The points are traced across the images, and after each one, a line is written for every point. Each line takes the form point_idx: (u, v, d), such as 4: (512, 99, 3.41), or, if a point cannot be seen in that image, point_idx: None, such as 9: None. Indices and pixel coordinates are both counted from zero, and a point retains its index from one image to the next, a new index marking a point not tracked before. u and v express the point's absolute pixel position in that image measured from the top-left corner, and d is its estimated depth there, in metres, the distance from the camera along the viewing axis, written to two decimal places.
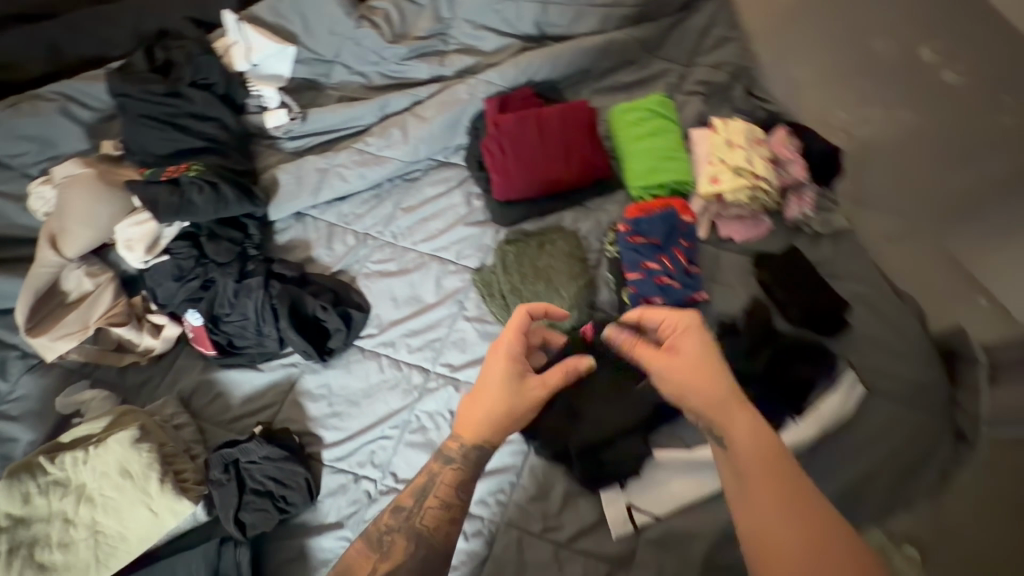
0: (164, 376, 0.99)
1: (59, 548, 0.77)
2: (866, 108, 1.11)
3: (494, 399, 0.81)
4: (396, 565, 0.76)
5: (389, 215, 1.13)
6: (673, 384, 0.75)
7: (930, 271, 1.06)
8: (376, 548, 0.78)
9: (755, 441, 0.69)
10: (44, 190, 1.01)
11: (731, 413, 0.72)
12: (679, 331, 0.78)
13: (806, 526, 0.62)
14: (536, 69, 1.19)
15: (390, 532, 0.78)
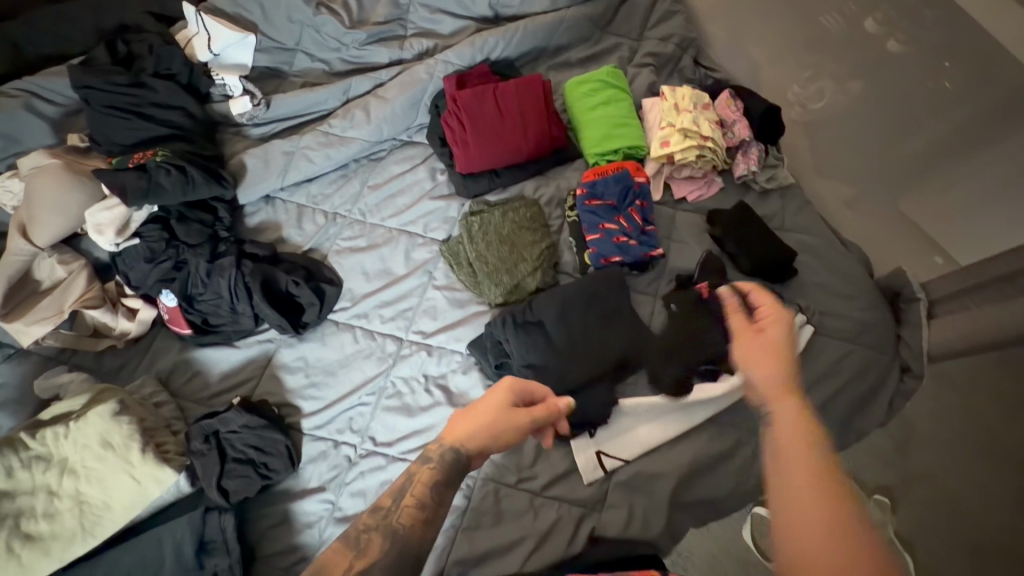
0: (141, 358, 1.01)
1: (44, 517, 0.79)
2: (817, 81, 1.18)
3: (483, 416, 0.75)
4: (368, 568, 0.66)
5: (356, 193, 1.16)
6: (746, 352, 0.75)
7: (882, 232, 1.16)
8: (352, 547, 0.67)
9: (797, 424, 0.64)
10: (10, 182, 1.02)
11: (780, 400, 0.67)
12: (771, 318, 0.78)
13: (822, 510, 0.55)
14: (492, 48, 1.24)
15: (366, 530, 0.68)
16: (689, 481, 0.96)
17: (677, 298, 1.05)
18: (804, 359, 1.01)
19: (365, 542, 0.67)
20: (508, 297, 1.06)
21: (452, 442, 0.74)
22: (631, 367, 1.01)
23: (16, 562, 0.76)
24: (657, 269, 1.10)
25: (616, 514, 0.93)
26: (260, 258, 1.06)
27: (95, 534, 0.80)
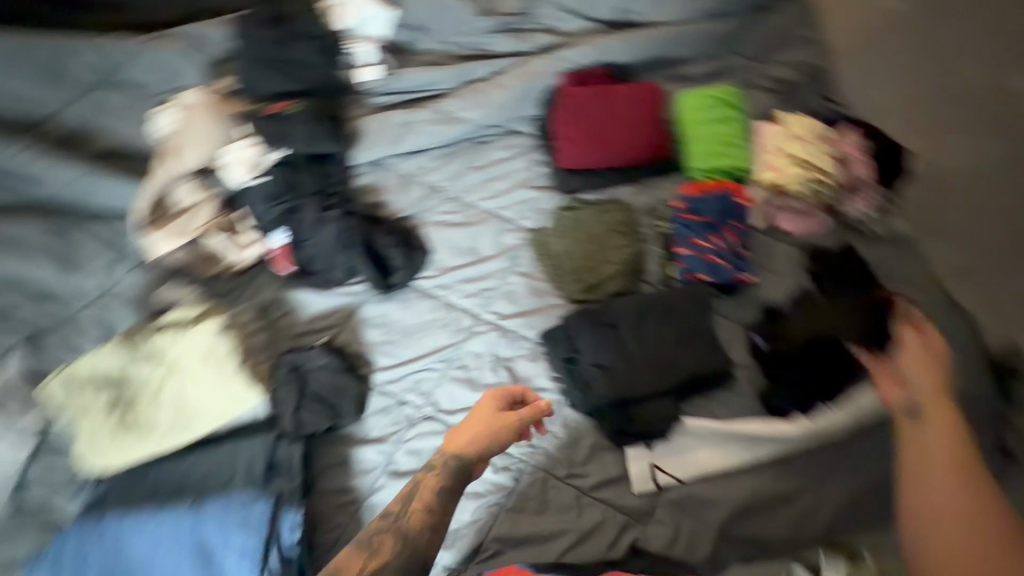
0: (245, 288, 1.09)
1: (148, 409, 0.90)
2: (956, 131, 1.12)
3: (477, 428, 0.88)
4: (383, 564, 0.78)
5: (458, 171, 1.20)
6: (904, 371, 0.93)
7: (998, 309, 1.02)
8: (365, 548, 0.78)
9: (956, 441, 0.86)
10: (163, 114, 1.16)
11: (937, 416, 0.88)
12: (935, 353, 0.94)
13: (973, 514, 0.80)
14: (612, 53, 1.26)
15: (379, 533, 0.80)
16: (744, 517, 0.92)
17: (762, 329, 1.02)
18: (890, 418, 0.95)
19: (376, 545, 0.79)
20: (586, 295, 1.07)
21: (452, 458, 0.86)
22: (701, 388, 1.00)
23: (122, 441, 0.87)
24: (744, 295, 1.07)
25: (661, 532, 0.91)
26: (363, 216, 1.13)
27: (188, 432, 0.90)
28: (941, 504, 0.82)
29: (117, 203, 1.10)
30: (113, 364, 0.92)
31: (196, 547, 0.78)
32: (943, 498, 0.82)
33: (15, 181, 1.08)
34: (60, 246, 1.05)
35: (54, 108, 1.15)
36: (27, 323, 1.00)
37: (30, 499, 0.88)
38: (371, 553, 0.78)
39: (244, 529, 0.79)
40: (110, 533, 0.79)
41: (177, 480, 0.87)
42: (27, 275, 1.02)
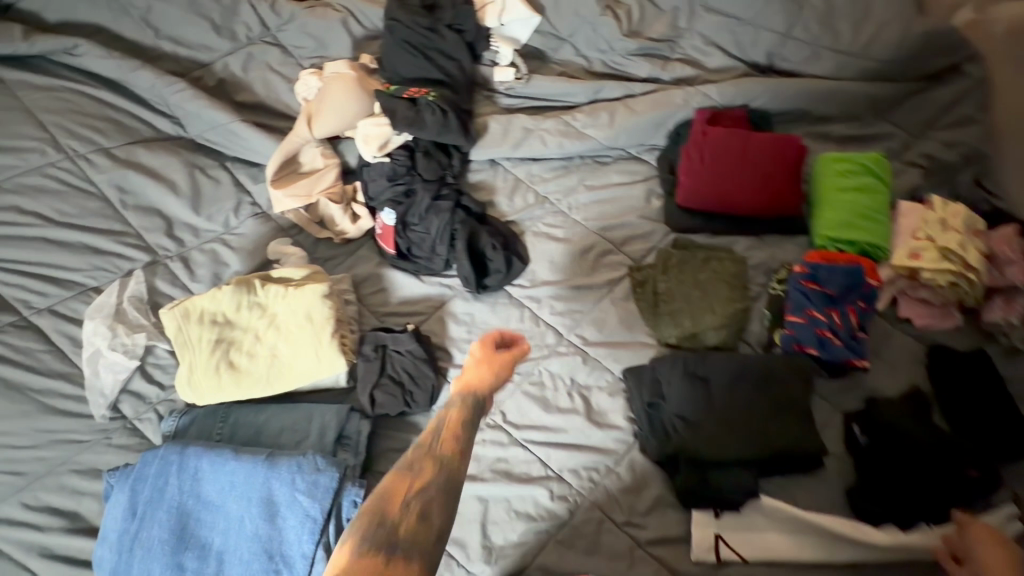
0: (346, 258, 1.13)
1: (245, 356, 0.92)
2: None
3: (482, 372, 0.79)
4: (428, 488, 0.63)
5: (571, 187, 1.19)
6: None
7: None
8: (409, 472, 0.65)
9: None
10: (311, 78, 1.20)
11: None
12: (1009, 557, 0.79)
13: None
14: (756, 96, 1.20)
15: (417, 459, 0.66)
16: None
17: (860, 419, 0.95)
18: None
19: (418, 469, 0.65)
20: (680, 341, 1.03)
21: (471, 399, 0.75)
22: (787, 467, 0.93)
23: (217, 381, 0.90)
24: (851, 378, 0.99)
25: None
26: (470, 213, 1.14)
27: (276, 387, 0.92)
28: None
29: (251, 154, 1.15)
30: (220, 305, 0.94)
31: (265, 500, 0.80)
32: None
33: (166, 115, 1.14)
34: (193, 182, 1.09)
35: (211, 54, 1.21)
36: (154, 249, 1.03)
37: (122, 409, 0.91)
38: (417, 475, 0.64)
39: (311, 495, 0.80)
40: (190, 465, 0.81)
41: (254, 427, 0.90)
42: (157, 204, 1.06)
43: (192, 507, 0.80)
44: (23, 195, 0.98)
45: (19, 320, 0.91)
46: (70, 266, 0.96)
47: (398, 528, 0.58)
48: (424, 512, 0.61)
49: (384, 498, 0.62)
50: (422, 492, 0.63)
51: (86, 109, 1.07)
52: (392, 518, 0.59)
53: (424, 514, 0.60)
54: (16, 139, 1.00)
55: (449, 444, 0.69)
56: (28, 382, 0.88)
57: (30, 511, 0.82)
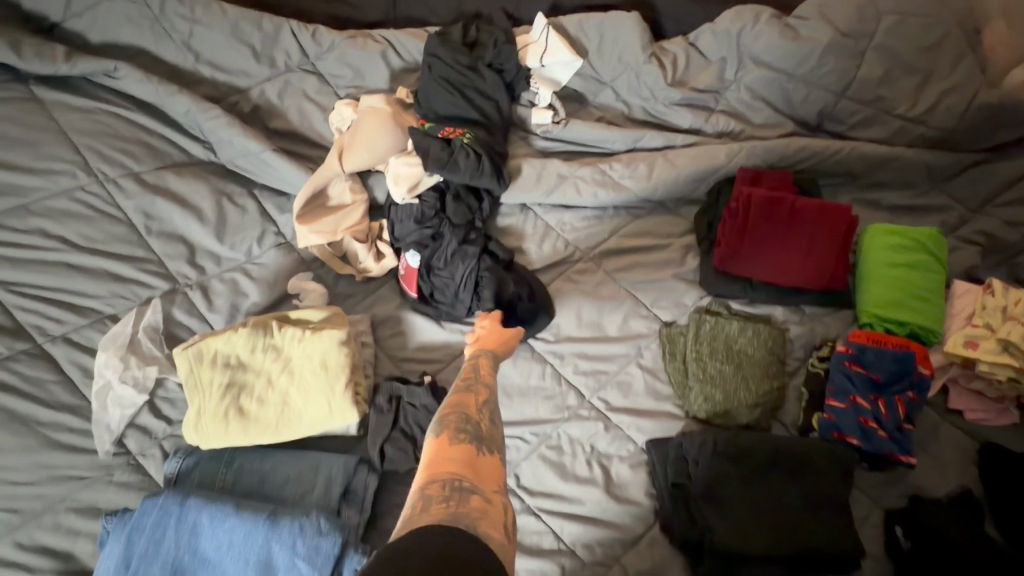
0: (366, 296, 1.10)
1: (256, 403, 0.88)
2: None
3: (492, 336, 0.92)
4: (489, 401, 0.70)
5: (604, 238, 1.15)
6: None
7: None
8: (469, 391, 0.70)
9: None
10: (345, 110, 1.18)
11: None
12: None
13: None
14: (804, 157, 1.14)
15: (473, 382, 0.73)
16: None
17: (904, 520, 0.87)
18: None
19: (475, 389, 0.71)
20: (710, 415, 0.96)
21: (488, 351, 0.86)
22: (821, 566, 0.85)
23: (225, 429, 0.86)
24: (893, 471, 0.92)
25: None
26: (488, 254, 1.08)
27: (284, 437, 0.88)
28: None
29: (279, 183, 1.13)
30: (235, 345, 0.91)
31: (264, 563, 0.76)
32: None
33: (199, 139, 1.13)
34: (220, 209, 1.08)
35: (248, 80, 1.20)
36: (174, 277, 1.01)
37: (127, 445, 0.88)
38: (478, 392, 0.70)
39: (311, 562, 0.76)
40: (189, 517, 0.78)
41: (258, 475, 0.87)
42: (182, 231, 1.04)
43: (187, 563, 0.76)
44: (48, 219, 0.95)
45: (31, 348, 0.88)
46: (89, 292, 0.94)
47: (481, 424, 0.64)
48: (493, 419, 0.67)
49: (460, 404, 0.66)
50: (487, 404, 0.69)
51: (120, 131, 1.05)
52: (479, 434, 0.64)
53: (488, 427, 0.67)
54: (45, 160, 0.98)
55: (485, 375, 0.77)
56: (34, 413, 0.85)
57: (22, 551, 0.79)
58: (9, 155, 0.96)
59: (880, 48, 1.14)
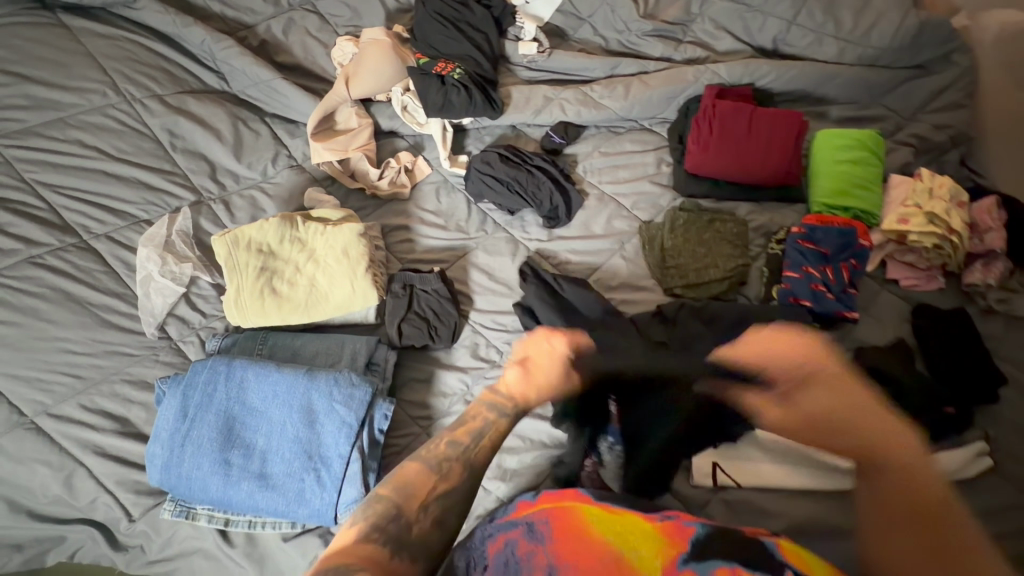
0: (375, 210, 1.20)
1: (287, 284, 1.00)
2: None
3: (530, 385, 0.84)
4: (449, 489, 0.71)
5: (587, 153, 1.28)
6: None
7: None
8: (436, 472, 0.72)
9: None
10: (346, 44, 1.28)
11: None
12: None
13: None
14: (761, 76, 1.28)
15: (447, 460, 0.73)
16: (800, 540, 0.90)
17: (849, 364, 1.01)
18: (969, 488, 0.91)
19: (441, 469, 0.72)
20: (685, 292, 1.11)
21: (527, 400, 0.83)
22: None
23: (261, 304, 0.98)
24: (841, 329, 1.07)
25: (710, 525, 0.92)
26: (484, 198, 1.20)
27: (313, 316, 1.00)
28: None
29: (289, 111, 1.23)
30: (266, 238, 1.02)
31: (305, 408, 0.87)
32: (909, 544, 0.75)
33: (213, 70, 1.23)
34: (237, 132, 1.17)
35: (255, 17, 1.29)
36: (198, 190, 1.10)
37: (169, 330, 0.98)
38: (445, 475, 0.71)
39: (347, 405, 0.88)
40: (236, 374, 0.89)
41: (290, 350, 0.98)
42: (204, 150, 1.14)
43: (237, 412, 0.87)
44: (85, 131, 1.06)
45: (78, 242, 0.99)
46: (125, 197, 1.04)
47: (411, 525, 0.66)
48: (441, 501, 0.70)
49: (407, 492, 0.69)
50: (444, 496, 0.70)
51: (143, 59, 1.16)
52: (407, 514, 0.67)
53: (441, 522, 0.69)
54: (78, 81, 1.08)
55: (493, 419, 0.80)
56: (87, 296, 0.96)
57: (86, 413, 0.90)
58: (44, 74, 1.07)
59: None
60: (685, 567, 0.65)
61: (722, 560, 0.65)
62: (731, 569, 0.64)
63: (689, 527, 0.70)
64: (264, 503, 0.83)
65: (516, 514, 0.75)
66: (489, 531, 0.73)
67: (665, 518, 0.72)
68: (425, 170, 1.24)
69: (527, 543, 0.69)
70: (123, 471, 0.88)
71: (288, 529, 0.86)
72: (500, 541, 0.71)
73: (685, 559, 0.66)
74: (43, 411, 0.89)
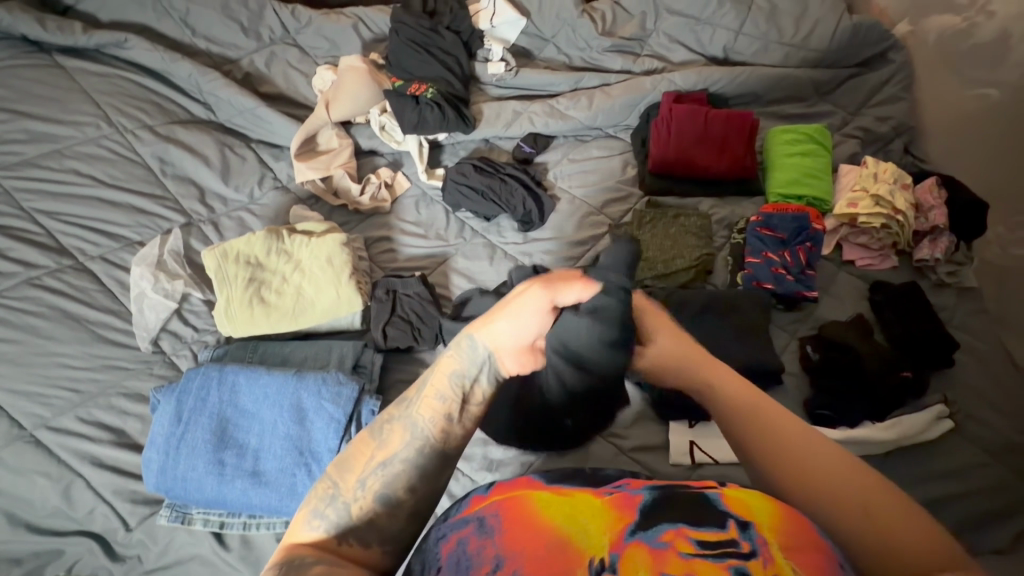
0: (358, 224, 1.26)
1: (275, 293, 1.06)
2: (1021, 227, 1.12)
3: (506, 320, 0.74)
4: (392, 456, 0.66)
5: (557, 160, 1.35)
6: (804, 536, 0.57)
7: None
8: (376, 436, 0.68)
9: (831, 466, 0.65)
10: (326, 72, 1.36)
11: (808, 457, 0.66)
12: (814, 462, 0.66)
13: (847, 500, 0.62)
14: (714, 82, 1.38)
15: (389, 421, 0.68)
16: None
17: (812, 342, 1.07)
18: (932, 448, 0.96)
19: (387, 435, 0.67)
20: (655, 282, 1.16)
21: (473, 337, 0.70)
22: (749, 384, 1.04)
23: (251, 314, 1.03)
24: (805, 310, 1.13)
25: None
26: (461, 208, 1.26)
27: (300, 323, 1.06)
28: (809, 528, 0.58)
29: (273, 136, 1.30)
30: (254, 251, 1.08)
31: (295, 406, 0.92)
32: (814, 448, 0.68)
33: (200, 102, 1.31)
34: (224, 157, 1.24)
35: (239, 51, 1.38)
36: (188, 212, 1.16)
37: (162, 345, 1.03)
38: (383, 443, 0.67)
39: (335, 402, 0.92)
40: (228, 379, 0.93)
41: (280, 356, 1.02)
42: (192, 175, 1.20)
43: (230, 414, 0.92)
44: (80, 161, 1.13)
45: (75, 263, 1.05)
46: (118, 221, 1.10)
47: (351, 511, 0.63)
48: (381, 484, 0.64)
49: (346, 467, 0.66)
50: (385, 462, 0.65)
51: (134, 93, 1.24)
52: (344, 492, 0.64)
53: (382, 496, 0.64)
54: (72, 114, 1.17)
55: (435, 410, 0.67)
56: (85, 314, 1.01)
57: (84, 425, 0.93)
58: (40, 110, 1.15)
59: None
60: (633, 539, 0.57)
61: (669, 522, 0.59)
62: (678, 530, 0.57)
63: (637, 496, 0.64)
64: (258, 499, 0.87)
65: (468, 511, 0.64)
66: (443, 532, 0.63)
67: (614, 492, 0.65)
68: (404, 184, 1.31)
69: (477, 537, 0.59)
70: (120, 481, 0.91)
71: (282, 529, 0.89)
72: (452, 542, 0.60)
73: (632, 530, 0.59)
74: (42, 424, 0.93)
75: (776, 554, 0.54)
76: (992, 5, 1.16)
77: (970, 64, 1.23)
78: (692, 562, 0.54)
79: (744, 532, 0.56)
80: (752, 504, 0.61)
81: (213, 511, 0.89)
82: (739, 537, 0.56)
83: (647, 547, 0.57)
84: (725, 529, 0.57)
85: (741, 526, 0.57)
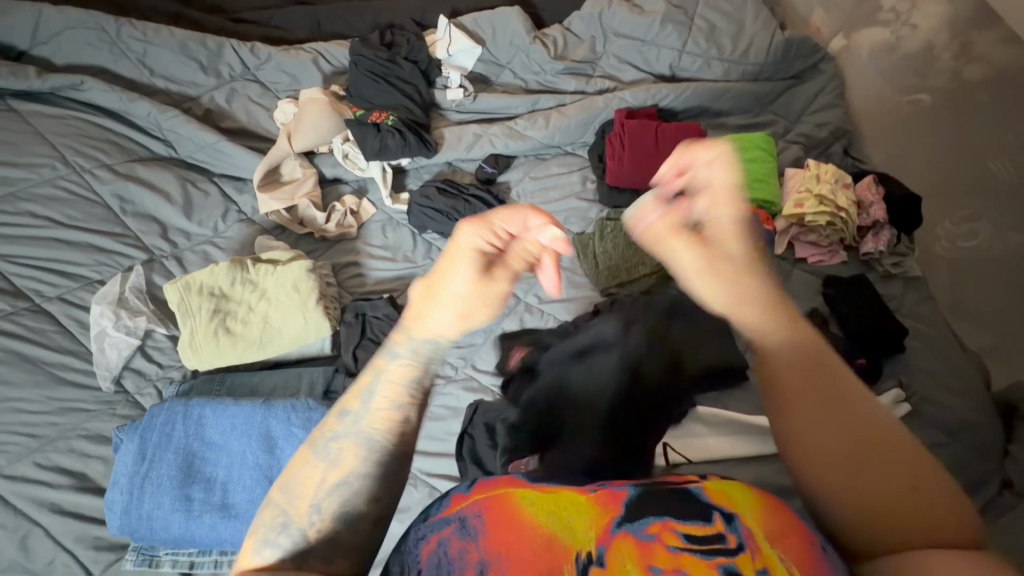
0: (325, 251, 1.25)
1: (240, 323, 1.05)
2: (971, 223, 1.16)
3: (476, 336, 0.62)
4: (345, 476, 0.53)
5: (519, 179, 1.39)
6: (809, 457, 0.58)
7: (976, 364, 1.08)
8: (323, 458, 0.53)
9: (836, 426, 0.57)
10: (287, 106, 1.39)
11: (829, 409, 0.58)
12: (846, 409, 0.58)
13: (877, 475, 0.55)
14: (663, 99, 1.45)
15: (336, 439, 0.54)
16: None
17: None
18: None
19: (337, 452, 0.54)
20: (619, 290, 1.17)
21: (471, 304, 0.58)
22: (713, 383, 1.05)
23: (215, 344, 1.03)
24: None
25: None
26: (425, 229, 1.27)
27: (268, 351, 1.05)
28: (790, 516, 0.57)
29: (235, 170, 1.30)
30: (219, 282, 1.08)
31: (265, 435, 0.91)
32: (818, 422, 0.58)
33: (160, 139, 1.31)
34: (186, 193, 1.23)
35: (198, 89, 1.39)
36: (150, 249, 1.15)
37: (125, 384, 1.01)
38: (334, 465, 0.53)
39: (306, 427, 0.92)
40: (194, 413, 0.92)
41: (249, 386, 1.01)
42: (153, 212, 1.20)
43: (197, 448, 0.91)
44: (36, 203, 1.13)
45: (31, 305, 1.04)
46: (77, 261, 1.09)
47: (306, 535, 0.51)
48: (342, 511, 0.53)
49: (291, 490, 0.53)
50: (340, 483, 0.53)
51: (91, 133, 1.25)
52: (295, 519, 0.52)
53: (342, 516, 0.52)
54: (27, 156, 1.17)
55: (392, 418, 0.55)
56: (44, 357, 0.99)
57: (42, 470, 0.91)
58: None
59: (703, 14, 1.52)
60: (620, 532, 0.56)
61: (656, 515, 0.56)
62: (665, 523, 0.55)
63: (621, 490, 0.60)
64: (227, 533, 0.85)
65: (448, 506, 0.60)
66: (422, 532, 0.59)
67: (598, 487, 0.61)
68: (370, 210, 1.31)
69: (459, 539, 0.55)
70: (83, 527, 0.88)
71: None
72: (433, 542, 0.57)
73: (619, 523, 0.56)
74: None
75: (761, 540, 0.54)
76: (914, 19, 1.28)
77: (903, 73, 1.32)
78: (680, 557, 0.53)
79: (730, 524, 0.55)
80: (731, 491, 0.59)
81: (181, 552, 0.87)
82: (725, 530, 0.54)
83: (635, 540, 0.55)
84: (709, 520, 0.55)
85: (726, 517, 0.56)
